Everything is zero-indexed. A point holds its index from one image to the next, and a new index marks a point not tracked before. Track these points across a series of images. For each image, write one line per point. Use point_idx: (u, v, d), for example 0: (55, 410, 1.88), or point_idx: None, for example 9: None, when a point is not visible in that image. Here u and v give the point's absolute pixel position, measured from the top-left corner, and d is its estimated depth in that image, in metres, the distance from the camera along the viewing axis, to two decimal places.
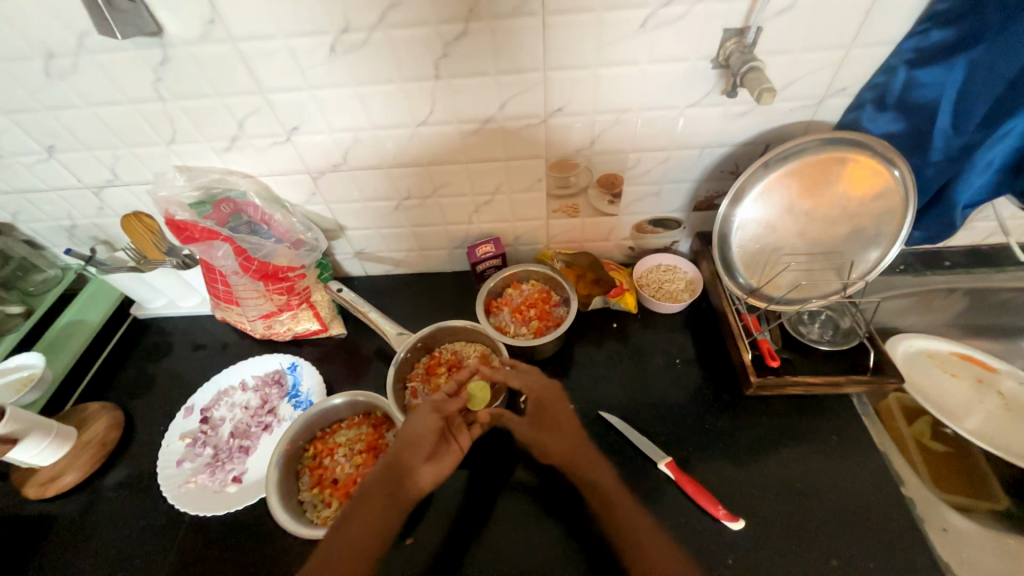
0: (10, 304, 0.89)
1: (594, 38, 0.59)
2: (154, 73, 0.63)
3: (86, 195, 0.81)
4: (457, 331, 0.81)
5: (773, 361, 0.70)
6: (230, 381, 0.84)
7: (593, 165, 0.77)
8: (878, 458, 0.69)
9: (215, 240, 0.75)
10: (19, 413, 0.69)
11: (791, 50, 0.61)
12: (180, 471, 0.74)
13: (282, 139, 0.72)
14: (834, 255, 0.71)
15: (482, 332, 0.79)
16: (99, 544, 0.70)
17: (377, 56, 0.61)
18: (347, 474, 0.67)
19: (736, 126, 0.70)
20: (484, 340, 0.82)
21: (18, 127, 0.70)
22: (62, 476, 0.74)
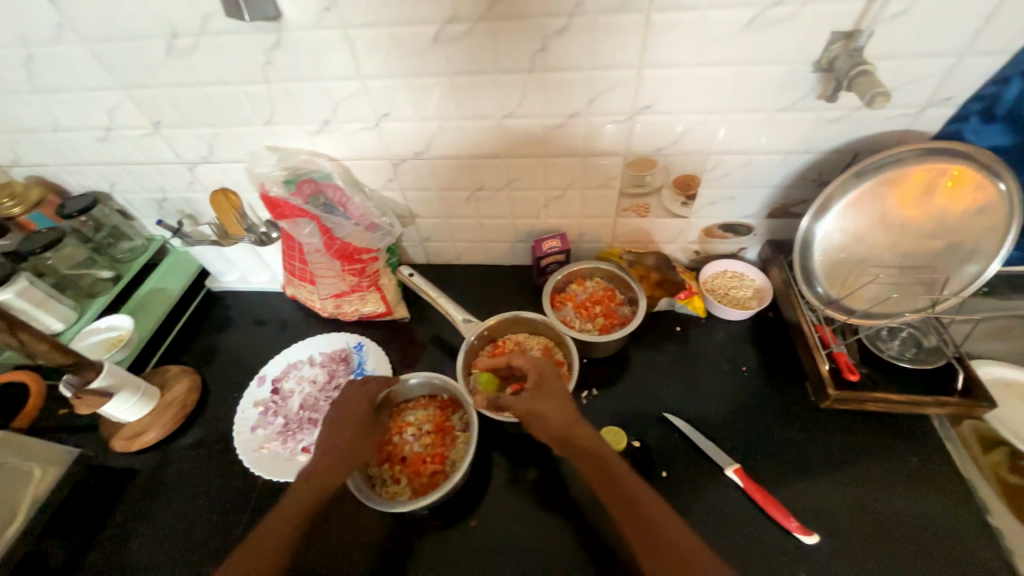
0: (101, 269, 0.92)
1: (694, 37, 0.59)
2: (265, 56, 0.66)
3: (181, 170, 0.86)
4: (524, 322, 0.83)
5: (852, 374, 0.69)
6: (300, 355, 0.87)
7: (671, 165, 0.77)
8: (961, 485, 0.67)
9: (303, 219, 0.80)
10: (114, 369, 0.73)
11: (899, 56, 0.59)
12: (254, 437, 0.78)
13: (370, 124, 0.75)
14: (926, 270, 0.69)
15: (548, 325, 0.80)
16: (179, 499, 0.75)
17: (477, 46, 0.63)
18: (415, 453, 0.70)
19: (828, 132, 0.68)
20: (548, 334, 0.83)
21: (132, 102, 0.75)
22: (145, 433, 0.79)
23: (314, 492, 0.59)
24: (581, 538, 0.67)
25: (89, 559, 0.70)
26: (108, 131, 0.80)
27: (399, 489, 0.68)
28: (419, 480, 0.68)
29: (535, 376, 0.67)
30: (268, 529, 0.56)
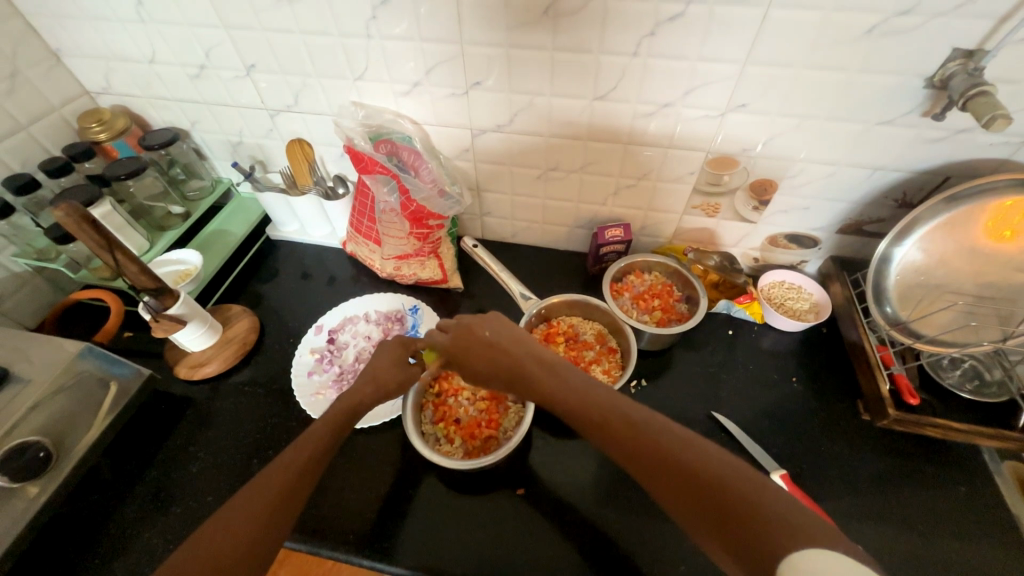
0: (172, 204, 0.96)
1: (809, 39, 0.59)
2: (371, 11, 0.67)
3: (263, 116, 0.88)
4: (582, 307, 0.84)
5: (912, 398, 0.70)
6: (356, 310, 0.90)
7: (753, 167, 0.76)
8: (1009, 519, 0.67)
9: (383, 176, 0.81)
10: (189, 298, 0.76)
11: (1017, 81, 0.58)
12: (310, 381, 0.81)
13: (460, 92, 0.76)
14: (1004, 303, 0.69)
15: (606, 312, 0.81)
16: (236, 430, 0.78)
17: (587, 22, 0.63)
18: (470, 417, 0.73)
19: (922, 152, 0.68)
20: (603, 320, 0.84)
21: (232, 43, 0.76)
22: (206, 365, 0.82)
23: (337, 422, 0.60)
24: (623, 517, 0.69)
25: (149, 475, 0.73)
26: (202, 69, 0.81)
27: (453, 449, 0.71)
28: (474, 442, 0.71)
29: (463, 347, 0.61)
30: (313, 433, 0.58)
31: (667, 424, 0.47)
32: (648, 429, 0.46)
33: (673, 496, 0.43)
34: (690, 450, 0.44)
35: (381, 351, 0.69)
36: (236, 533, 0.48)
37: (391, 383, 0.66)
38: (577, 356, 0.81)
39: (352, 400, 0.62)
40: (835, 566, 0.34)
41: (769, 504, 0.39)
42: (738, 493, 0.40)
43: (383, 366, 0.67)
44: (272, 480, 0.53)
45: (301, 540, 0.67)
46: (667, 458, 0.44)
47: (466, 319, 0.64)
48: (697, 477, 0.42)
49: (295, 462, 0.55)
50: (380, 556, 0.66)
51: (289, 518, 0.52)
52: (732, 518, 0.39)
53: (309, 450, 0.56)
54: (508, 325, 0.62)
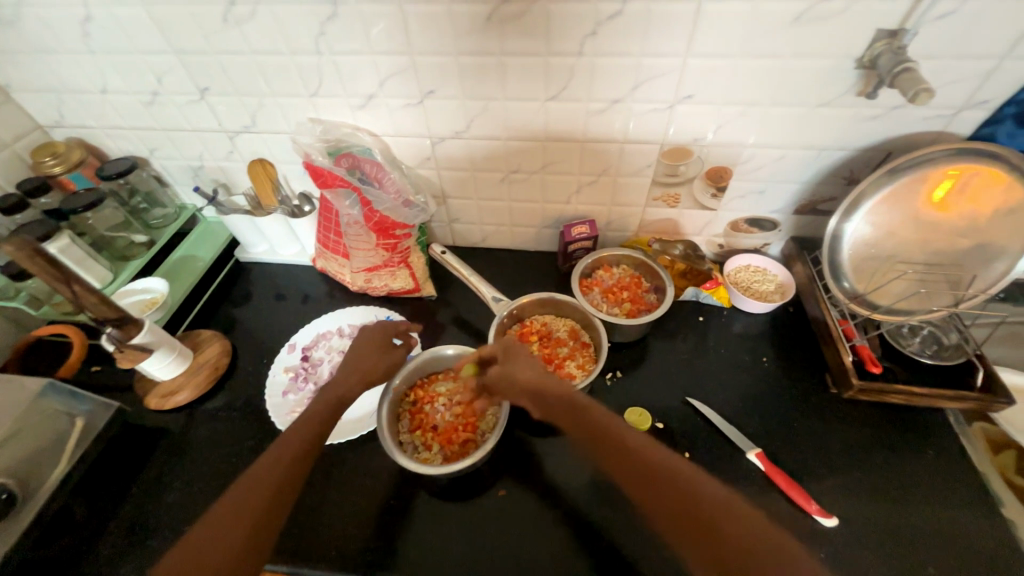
0: (135, 233, 0.94)
1: (741, 30, 0.61)
2: (319, 27, 0.68)
3: (222, 139, 0.88)
4: (558, 305, 0.85)
5: (875, 367, 0.72)
6: (329, 326, 0.90)
7: (706, 156, 0.78)
8: (977, 478, 0.69)
9: (344, 189, 0.81)
10: (155, 327, 0.75)
11: (939, 57, 0.61)
12: (286, 401, 0.80)
13: (415, 101, 0.76)
14: (953, 269, 0.72)
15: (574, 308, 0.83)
16: (211, 457, 0.76)
17: (529, 27, 0.64)
18: (447, 422, 0.73)
19: (864, 130, 0.70)
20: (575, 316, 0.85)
21: (182, 68, 0.76)
22: (177, 394, 0.81)
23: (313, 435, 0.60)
24: (606, 510, 0.69)
25: (123, 510, 0.72)
26: (155, 96, 0.81)
27: (431, 455, 0.70)
28: (452, 447, 0.71)
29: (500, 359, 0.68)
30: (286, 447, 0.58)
31: (683, 465, 0.51)
32: (668, 474, 0.50)
33: (681, 531, 0.48)
34: (703, 490, 0.49)
35: (360, 333, 0.72)
36: (223, 544, 0.50)
37: (376, 368, 0.69)
38: (551, 353, 0.82)
39: (337, 392, 0.65)
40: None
41: (771, 546, 0.45)
42: (746, 539, 0.45)
43: (365, 356, 0.69)
44: (255, 487, 0.54)
45: (284, 562, 0.66)
46: (685, 496, 0.48)
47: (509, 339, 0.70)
48: (712, 520, 0.46)
49: (278, 467, 0.56)
50: (364, 571, 0.65)
51: (275, 525, 0.53)
52: (734, 553, 0.44)
53: (292, 452, 0.58)
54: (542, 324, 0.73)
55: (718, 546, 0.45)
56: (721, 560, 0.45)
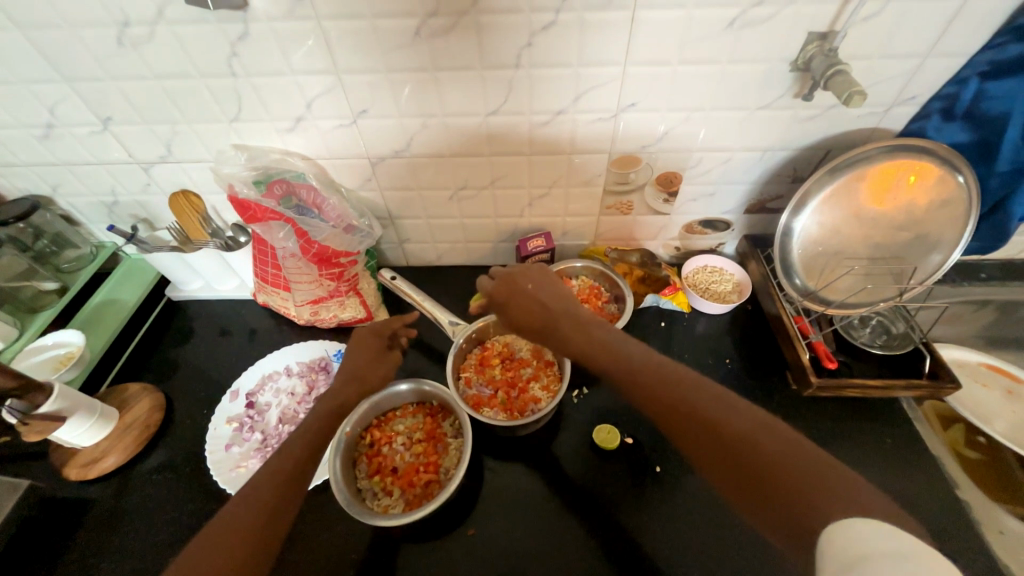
0: (43, 280, 0.85)
1: (677, 36, 0.60)
2: (230, 48, 0.62)
3: (135, 171, 0.79)
4: (534, 276, 0.68)
5: (830, 362, 0.73)
6: (275, 366, 0.83)
7: (655, 162, 0.77)
8: (932, 461, 0.72)
9: (277, 222, 0.75)
10: (67, 391, 0.68)
11: (868, 57, 0.62)
12: (229, 455, 0.73)
13: (348, 121, 0.71)
14: (895, 261, 0.74)
15: (535, 275, 0.68)
16: (146, 528, 0.69)
17: (461, 42, 0.61)
18: (407, 463, 0.69)
19: (803, 130, 0.71)
20: (547, 280, 0.67)
21: (77, 97, 0.68)
22: (104, 459, 0.73)
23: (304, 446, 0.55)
24: (580, 538, 0.66)
25: None
26: (50, 128, 0.72)
27: (392, 502, 0.66)
28: (413, 491, 0.67)
29: (501, 293, 0.68)
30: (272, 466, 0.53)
31: (718, 392, 0.46)
32: (688, 395, 0.46)
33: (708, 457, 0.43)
34: (736, 416, 0.44)
35: (351, 338, 0.70)
36: (215, 561, 0.44)
37: (374, 376, 0.67)
38: (514, 376, 0.79)
39: (333, 402, 0.61)
40: (883, 540, 0.32)
41: (822, 474, 0.39)
42: (793, 471, 0.39)
43: (359, 364, 0.67)
44: (249, 500, 0.49)
45: None
46: (709, 423, 0.44)
47: (512, 269, 0.70)
48: (743, 441, 0.42)
49: (283, 469, 0.52)
50: None
51: (274, 540, 0.48)
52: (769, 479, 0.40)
53: (297, 455, 0.54)
54: (551, 280, 0.67)
55: (749, 469, 0.41)
56: (751, 483, 0.40)
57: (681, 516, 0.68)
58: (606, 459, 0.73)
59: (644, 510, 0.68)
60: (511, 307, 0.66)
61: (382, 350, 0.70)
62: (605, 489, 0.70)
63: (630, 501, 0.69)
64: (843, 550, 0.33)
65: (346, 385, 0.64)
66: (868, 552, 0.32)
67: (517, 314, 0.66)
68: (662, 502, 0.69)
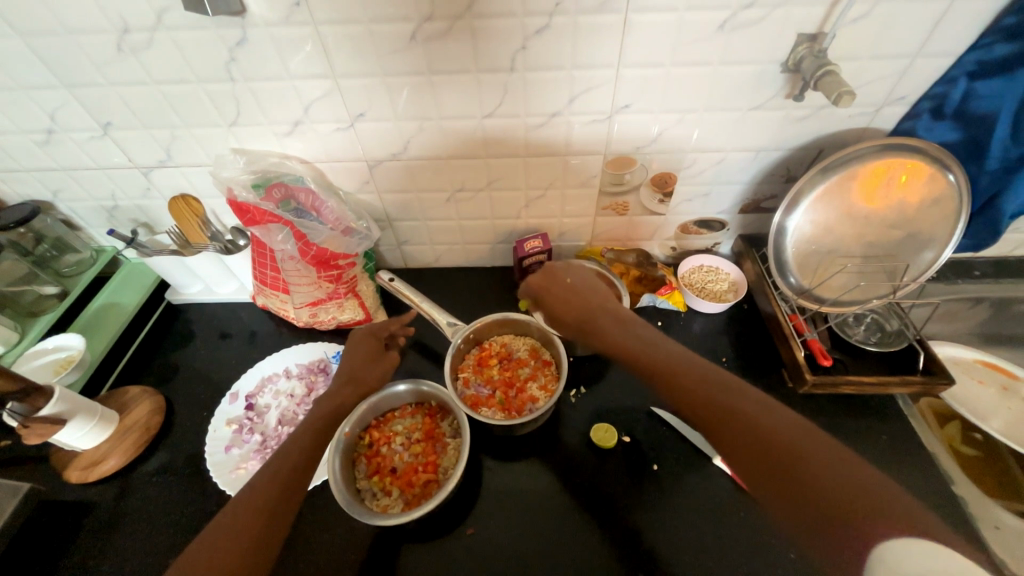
0: (44, 284, 0.86)
1: (669, 39, 0.61)
2: (229, 53, 0.63)
3: (135, 176, 0.80)
4: (574, 274, 0.72)
5: (825, 360, 0.74)
6: (274, 368, 0.83)
7: (650, 163, 0.78)
8: (928, 457, 0.72)
9: (276, 224, 0.75)
10: (67, 393, 0.69)
11: (858, 57, 0.62)
12: (229, 457, 0.74)
13: (345, 125, 0.72)
14: (888, 259, 0.75)
15: (576, 274, 0.72)
16: (146, 529, 0.69)
17: (456, 45, 0.62)
18: (406, 463, 0.70)
19: (795, 130, 0.72)
20: (586, 280, 0.72)
21: (78, 103, 0.69)
22: (104, 461, 0.73)
23: (306, 443, 0.57)
24: (579, 536, 0.67)
25: None
26: (50, 134, 0.73)
27: (391, 501, 0.66)
28: (412, 490, 0.67)
29: (543, 287, 0.72)
30: (276, 462, 0.54)
31: (761, 401, 0.48)
32: (731, 401, 0.48)
33: (749, 462, 0.44)
34: (779, 425, 0.45)
35: (348, 339, 0.72)
36: (225, 554, 0.46)
37: (370, 377, 0.67)
38: (512, 376, 0.79)
39: (332, 404, 0.62)
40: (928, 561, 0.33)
41: (867, 488, 0.39)
42: (836, 482, 0.40)
43: (354, 363, 0.68)
44: (253, 500, 0.50)
45: None
46: (754, 427, 0.45)
47: (553, 267, 0.74)
48: (788, 447, 0.43)
49: (286, 466, 0.54)
50: None
51: (278, 537, 0.49)
52: (814, 486, 0.40)
53: (297, 452, 0.55)
54: (587, 278, 0.73)
55: (792, 475, 0.41)
56: (794, 490, 0.41)
57: (679, 514, 0.68)
58: (604, 457, 0.74)
59: (643, 509, 0.69)
60: (552, 300, 0.70)
61: (378, 350, 0.71)
62: (603, 488, 0.71)
63: (628, 499, 0.70)
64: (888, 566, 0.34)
65: (342, 384, 0.65)
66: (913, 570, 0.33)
67: (557, 305, 0.69)
68: (660, 501, 0.69)
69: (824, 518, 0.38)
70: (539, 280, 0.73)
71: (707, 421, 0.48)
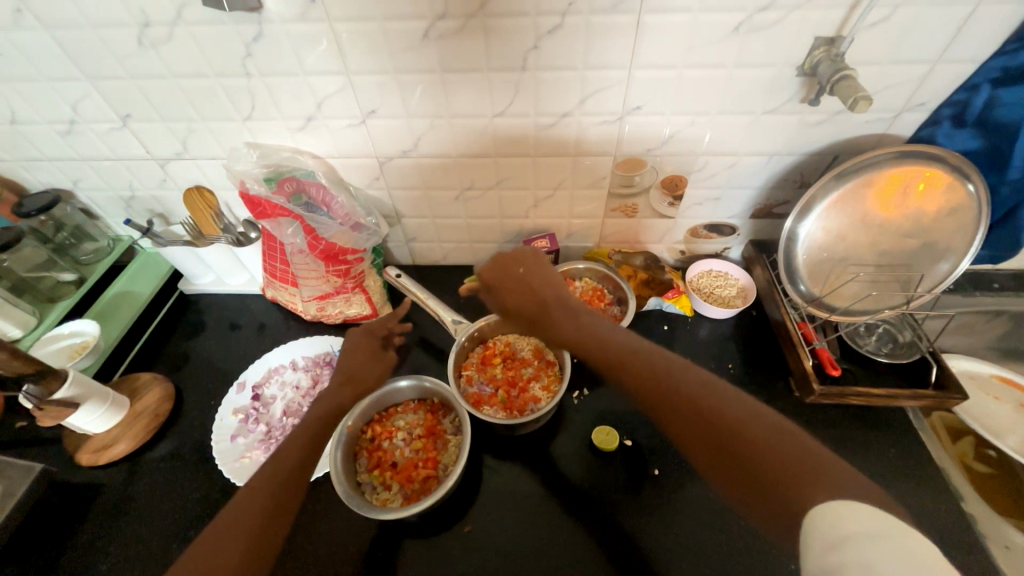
0: (61, 271, 0.87)
1: (683, 41, 0.61)
2: (245, 48, 0.64)
3: (152, 167, 0.82)
4: (525, 259, 0.68)
5: (834, 369, 0.72)
6: (281, 360, 0.84)
7: (661, 165, 0.77)
8: (937, 473, 0.70)
9: (286, 218, 0.77)
10: (81, 377, 0.71)
11: (877, 62, 0.61)
12: (234, 445, 0.75)
13: (357, 121, 0.73)
14: (902, 268, 0.74)
15: (529, 260, 0.68)
16: (152, 513, 0.71)
17: (468, 43, 0.62)
18: (406, 458, 0.70)
19: (810, 135, 0.71)
20: (538, 263, 0.68)
21: (98, 94, 0.70)
22: (114, 445, 0.75)
23: (305, 441, 0.57)
24: (576, 537, 0.67)
25: None
26: (72, 124, 0.75)
27: (391, 496, 0.67)
28: (412, 486, 0.68)
29: (492, 278, 0.68)
30: (276, 461, 0.54)
31: (710, 379, 0.47)
32: (674, 379, 0.47)
33: (694, 443, 0.44)
34: (729, 404, 0.44)
35: (345, 339, 0.72)
36: (225, 551, 0.46)
37: (370, 375, 0.68)
38: (515, 375, 0.79)
39: (332, 401, 0.62)
40: (859, 520, 0.33)
41: (809, 461, 0.39)
42: (778, 458, 0.39)
43: (355, 362, 0.69)
44: (251, 502, 0.50)
45: None
46: (695, 406, 0.45)
47: (504, 253, 0.70)
48: (732, 423, 0.42)
49: (286, 463, 0.54)
50: None
51: (276, 539, 0.49)
52: (756, 464, 0.40)
53: (297, 450, 0.56)
54: (542, 266, 0.67)
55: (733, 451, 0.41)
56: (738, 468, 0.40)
57: (678, 520, 0.68)
58: (604, 460, 0.73)
59: (641, 514, 0.68)
60: (503, 293, 0.67)
61: (375, 348, 0.72)
62: (602, 491, 0.70)
63: (627, 504, 0.69)
64: (826, 532, 0.34)
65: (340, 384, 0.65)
66: (849, 534, 0.33)
67: (507, 299, 0.66)
68: (659, 506, 0.69)
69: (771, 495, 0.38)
70: (490, 270, 0.69)
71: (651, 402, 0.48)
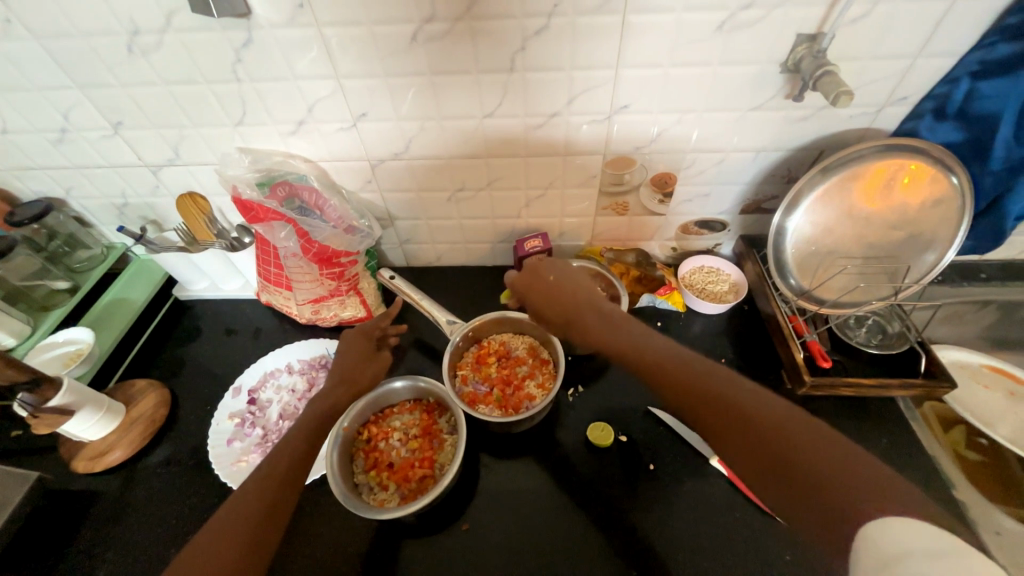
0: (55, 279, 0.87)
1: (668, 39, 0.61)
2: (235, 54, 0.64)
3: (144, 174, 0.82)
4: (558, 267, 0.72)
5: (824, 362, 0.73)
6: (277, 364, 0.85)
7: (650, 163, 0.78)
8: (929, 462, 0.71)
9: (279, 222, 0.76)
10: (75, 385, 0.70)
11: (858, 58, 0.62)
12: (231, 450, 0.75)
13: (348, 125, 0.73)
14: (889, 260, 0.75)
15: (564, 268, 0.72)
16: (149, 520, 0.71)
17: (457, 45, 0.63)
18: (403, 458, 0.70)
19: (795, 131, 0.72)
20: (570, 272, 0.71)
21: (90, 102, 0.71)
22: (110, 452, 0.75)
23: (302, 444, 0.57)
24: (574, 533, 0.67)
25: None
26: (63, 133, 0.75)
27: (388, 496, 0.67)
28: (408, 485, 0.68)
29: (528, 286, 0.72)
30: (274, 463, 0.54)
31: (751, 387, 0.47)
32: (715, 382, 0.48)
33: (732, 446, 0.44)
34: (770, 410, 0.44)
35: (340, 341, 0.72)
36: (224, 552, 0.46)
37: (364, 376, 0.68)
38: (510, 374, 0.80)
39: (327, 402, 0.63)
40: (923, 538, 0.32)
41: (856, 470, 0.38)
42: (820, 465, 0.39)
43: (348, 363, 0.69)
44: (248, 503, 0.50)
45: None
46: (736, 410, 0.45)
47: (538, 262, 0.74)
48: (773, 427, 0.42)
49: (283, 465, 0.55)
50: None
51: (271, 539, 0.49)
52: (795, 472, 0.39)
53: (293, 453, 0.56)
54: (574, 272, 0.71)
55: (774, 457, 0.41)
56: (780, 472, 0.40)
57: (675, 514, 0.68)
58: (601, 457, 0.74)
59: (638, 509, 0.68)
60: (538, 299, 0.70)
61: (370, 349, 0.72)
62: (599, 488, 0.71)
63: (625, 499, 0.69)
64: (875, 546, 0.33)
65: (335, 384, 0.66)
66: (904, 552, 0.32)
67: (543, 304, 0.69)
68: (656, 501, 0.69)
69: (815, 501, 0.38)
70: (524, 278, 0.73)
71: (687, 402, 0.48)
